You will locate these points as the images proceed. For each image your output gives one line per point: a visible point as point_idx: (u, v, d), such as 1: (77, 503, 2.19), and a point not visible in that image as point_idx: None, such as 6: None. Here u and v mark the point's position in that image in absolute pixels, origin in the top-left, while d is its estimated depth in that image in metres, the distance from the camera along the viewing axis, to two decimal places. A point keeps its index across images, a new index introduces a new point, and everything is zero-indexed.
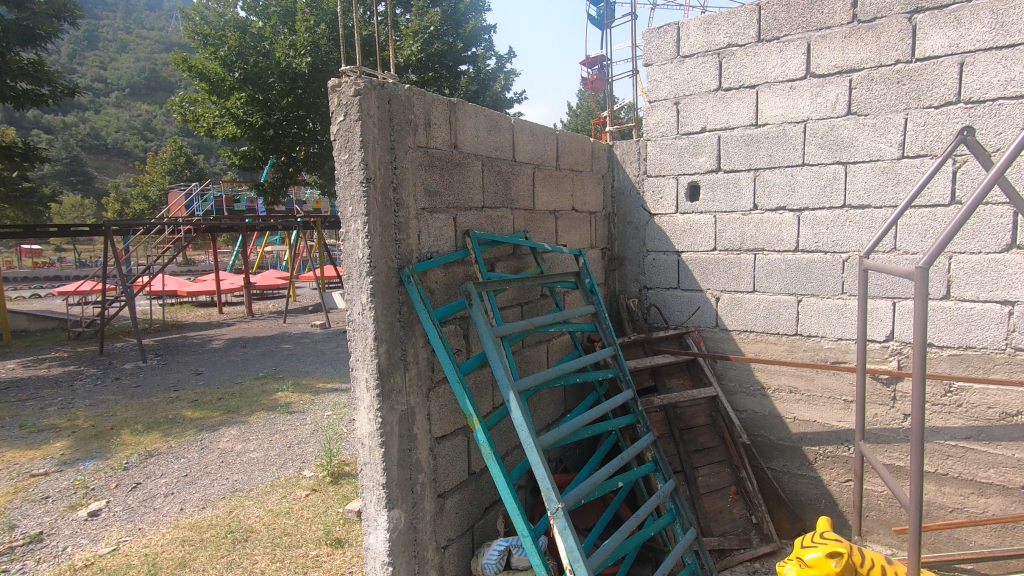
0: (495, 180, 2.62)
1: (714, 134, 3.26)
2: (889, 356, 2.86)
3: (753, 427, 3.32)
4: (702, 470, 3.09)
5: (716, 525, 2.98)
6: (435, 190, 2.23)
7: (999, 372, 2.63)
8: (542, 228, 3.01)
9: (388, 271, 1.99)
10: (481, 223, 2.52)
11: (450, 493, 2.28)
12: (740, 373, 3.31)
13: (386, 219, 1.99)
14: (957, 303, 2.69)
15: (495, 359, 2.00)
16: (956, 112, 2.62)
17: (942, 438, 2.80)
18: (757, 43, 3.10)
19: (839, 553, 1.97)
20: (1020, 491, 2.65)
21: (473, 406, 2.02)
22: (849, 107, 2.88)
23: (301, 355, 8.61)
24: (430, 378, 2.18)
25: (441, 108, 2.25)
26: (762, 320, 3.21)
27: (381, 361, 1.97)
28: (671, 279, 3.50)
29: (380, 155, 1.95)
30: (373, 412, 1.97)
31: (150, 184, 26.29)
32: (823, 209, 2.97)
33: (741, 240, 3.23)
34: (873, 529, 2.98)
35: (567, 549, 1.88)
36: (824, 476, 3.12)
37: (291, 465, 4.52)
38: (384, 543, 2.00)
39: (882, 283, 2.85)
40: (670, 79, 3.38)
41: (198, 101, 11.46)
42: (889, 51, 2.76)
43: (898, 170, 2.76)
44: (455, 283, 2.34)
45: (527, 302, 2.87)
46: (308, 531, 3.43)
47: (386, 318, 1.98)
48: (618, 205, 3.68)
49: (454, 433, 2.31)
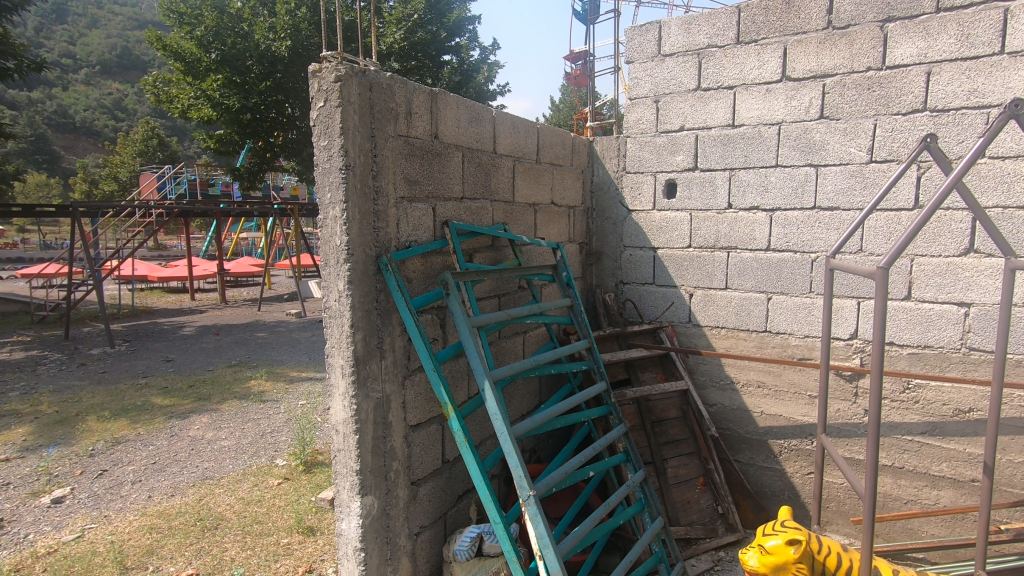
0: (475, 172, 2.64)
1: (692, 133, 3.32)
2: (853, 354, 2.96)
3: (722, 420, 3.41)
4: (671, 461, 3.17)
5: (684, 515, 3.07)
6: (415, 179, 2.24)
7: (954, 370, 2.75)
8: (521, 221, 3.04)
9: (366, 259, 1.99)
10: (460, 214, 2.53)
11: (423, 481, 2.30)
12: (711, 368, 3.39)
13: (365, 207, 1.99)
14: (917, 303, 2.80)
15: (471, 349, 2.02)
16: (922, 120, 2.72)
17: (899, 433, 2.92)
18: (736, 45, 3.16)
19: (798, 540, 2.04)
20: (969, 484, 2.78)
21: (448, 395, 2.04)
22: (822, 112, 2.96)
23: (275, 344, 8.51)
24: (405, 367, 2.19)
25: (422, 97, 2.25)
26: (733, 316, 3.29)
27: (357, 348, 1.98)
28: (647, 274, 3.56)
29: (360, 142, 1.95)
30: (348, 399, 1.98)
31: (119, 165, 25.49)
32: (795, 209, 3.05)
33: (715, 238, 3.30)
34: (832, 519, 3.10)
35: (538, 535, 1.93)
36: (788, 469, 3.23)
37: (263, 454, 4.48)
38: (356, 529, 2.02)
39: (848, 283, 2.94)
40: (650, 77, 3.43)
41: (172, 81, 11.15)
42: (861, 58, 2.84)
43: (867, 174, 2.85)
44: (433, 273, 2.36)
45: (505, 293, 2.90)
46: (279, 519, 3.42)
47: (363, 306, 1.98)
48: (597, 200, 3.73)
49: (429, 422, 2.33)
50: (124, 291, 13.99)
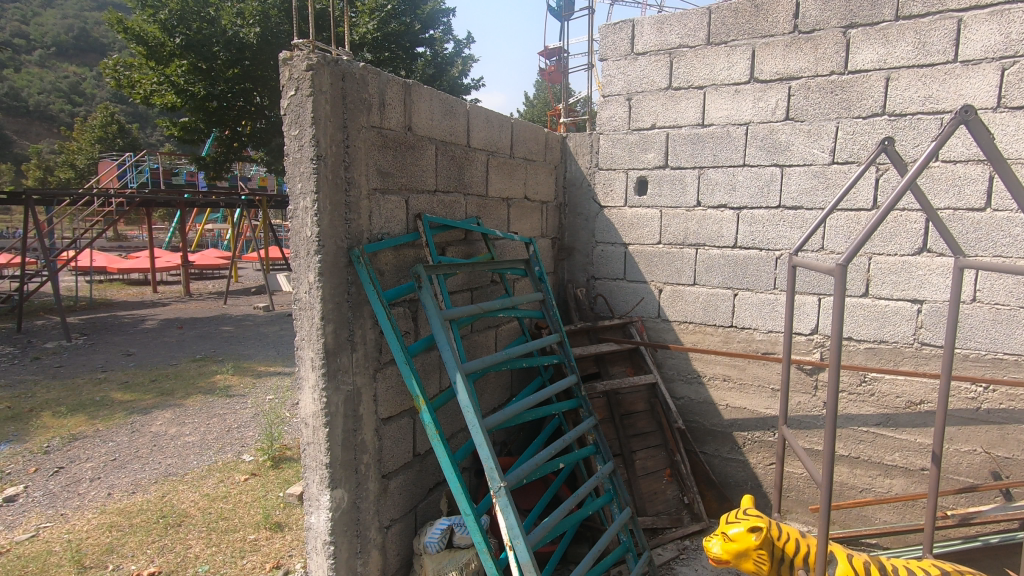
0: (449, 165, 2.63)
1: (663, 132, 3.38)
2: (813, 348, 3.07)
3: (688, 413, 3.49)
4: (638, 453, 3.25)
5: (651, 506, 3.15)
6: (388, 171, 2.22)
7: (907, 364, 2.88)
8: (493, 215, 3.05)
9: (337, 251, 1.97)
10: (433, 207, 2.53)
11: (394, 474, 2.29)
12: (678, 362, 3.47)
13: (337, 198, 1.97)
14: (874, 300, 2.92)
15: (443, 341, 2.02)
16: (881, 124, 2.82)
17: (856, 424, 3.04)
18: (706, 46, 3.22)
19: (759, 527, 2.11)
20: (919, 472, 2.92)
21: (420, 387, 2.04)
22: (787, 113, 3.05)
23: (241, 338, 8.33)
24: (377, 359, 2.18)
25: (396, 89, 2.23)
26: (700, 311, 3.37)
27: (327, 341, 1.96)
28: (618, 270, 3.62)
29: (331, 132, 1.93)
30: (318, 391, 1.97)
31: (76, 152, 24.52)
32: (760, 208, 3.14)
33: (684, 235, 3.37)
34: (792, 508, 3.21)
35: (508, 526, 1.96)
36: (751, 460, 3.32)
37: (230, 449, 4.40)
38: (326, 523, 2.01)
39: (809, 279, 3.04)
40: (623, 75, 3.47)
41: (134, 66, 10.74)
42: (825, 62, 2.93)
43: (829, 174, 2.95)
44: (405, 266, 2.34)
45: (477, 287, 2.91)
46: (245, 515, 3.36)
47: (334, 298, 1.97)
48: (569, 196, 3.76)
49: (400, 415, 2.32)
50: (82, 283, 13.49)
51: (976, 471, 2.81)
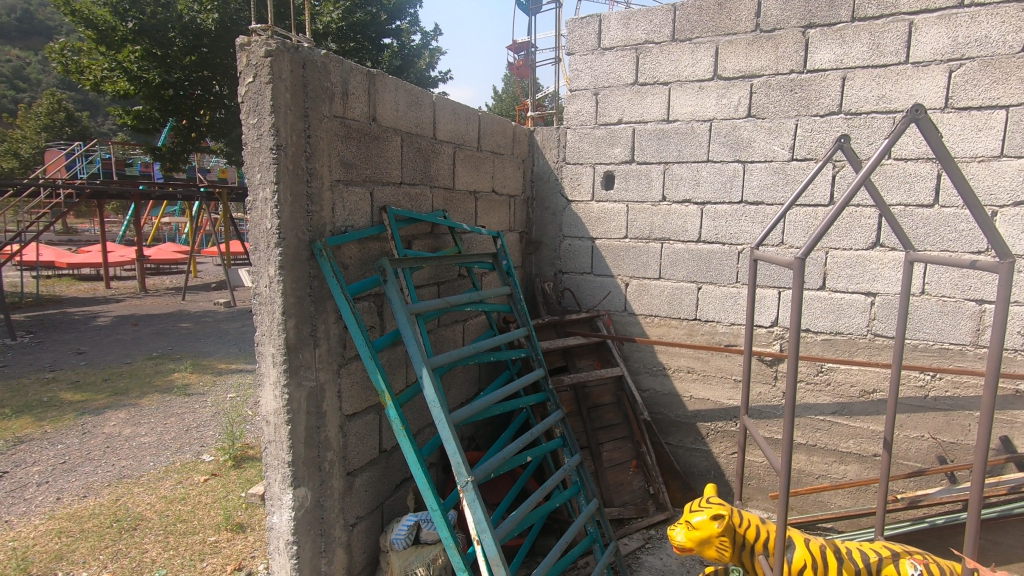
0: (415, 157, 2.59)
1: (630, 127, 3.41)
2: (773, 340, 3.16)
3: (654, 405, 3.54)
4: (605, 445, 3.29)
5: (617, 496, 3.19)
6: (351, 162, 2.17)
7: (861, 355, 2.98)
8: (461, 209, 3.02)
9: (298, 244, 1.92)
10: (398, 199, 2.49)
11: (360, 470, 2.26)
12: (644, 355, 3.52)
13: (298, 188, 1.92)
14: (830, 293, 3.02)
15: (408, 336, 1.99)
16: (837, 122, 2.91)
17: (813, 413, 3.14)
18: (671, 42, 3.26)
19: (721, 514, 2.16)
20: (871, 458, 3.04)
21: (385, 383, 2.01)
22: (749, 110, 3.11)
23: (201, 335, 8.07)
24: (341, 355, 2.14)
25: (360, 78, 2.18)
26: (665, 305, 3.42)
27: (289, 336, 1.91)
28: (585, 264, 3.64)
29: (292, 121, 1.87)
30: (279, 388, 1.91)
31: (21, 140, 23.28)
32: (723, 203, 3.20)
33: (650, 229, 3.41)
34: (753, 495, 3.31)
35: (475, 520, 1.95)
36: (714, 450, 3.40)
37: (189, 449, 4.26)
38: (288, 522, 1.96)
39: (769, 273, 3.12)
40: (590, 69, 3.49)
41: (83, 50, 10.24)
42: (785, 61, 3.00)
43: (788, 171, 3.03)
44: (370, 259, 2.30)
45: (444, 281, 2.88)
46: (205, 516, 3.27)
47: (295, 292, 1.91)
48: (537, 190, 3.77)
49: (366, 411, 2.28)
50: (29, 279, 12.84)
51: (924, 456, 2.94)
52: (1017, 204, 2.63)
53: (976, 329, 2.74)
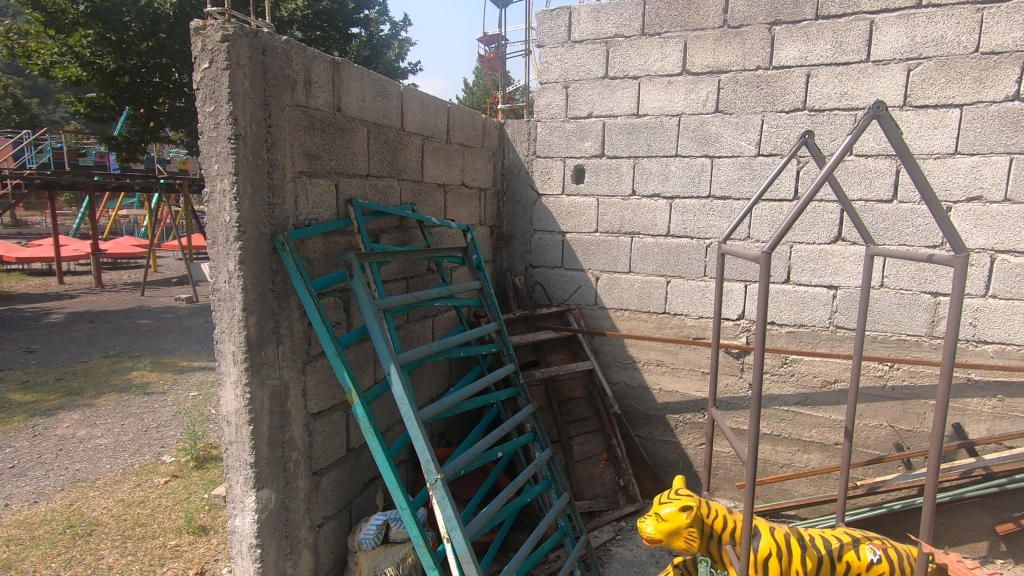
0: (382, 148, 2.53)
1: (600, 121, 3.41)
2: (740, 333, 3.21)
3: (624, 398, 3.57)
4: (576, 438, 3.30)
5: (588, 489, 3.21)
6: (315, 153, 2.10)
7: (823, 346, 3.06)
8: (430, 202, 2.97)
9: (259, 238, 1.85)
10: (365, 192, 2.43)
11: (326, 470, 2.21)
12: (615, 348, 3.54)
13: (258, 180, 1.84)
14: (794, 286, 3.08)
15: (376, 332, 1.94)
16: (802, 118, 2.97)
17: (778, 404, 3.21)
18: (641, 36, 3.26)
19: (689, 506, 2.17)
20: (833, 447, 3.12)
21: (352, 380, 1.96)
22: (717, 105, 3.14)
23: (161, 331, 7.79)
24: (306, 352, 2.08)
25: (323, 66, 2.12)
26: (635, 299, 3.44)
27: (250, 333, 1.84)
28: (556, 258, 3.63)
29: (251, 110, 1.80)
30: (240, 387, 1.84)
31: None
32: (692, 197, 3.23)
33: (620, 223, 3.42)
34: (720, 485, 3.37)
35: (445, 518, 1.92)
36: (682, 441, 3.45)
37: (148, 450, 4.11)
38: (251, 525, 1.90)
39: (736, 267, 3.17)
40: (560, 62, 3.47)
41: (30, 33, 9.71)
42: (752, 57, 3.04)
43: (755, 166, 3.08)
44: (335, 253, 2.24)
45: (413, 276, 2.83)
46: (166, 520, 3.16)
47: (257, 288, 1.84)
48: (508, 183, 3.74)
49: (332, 409, 2.23)
50: None
51: (882, 444, 3.03)
52: (969, 199, 2.73)
53: (931, 320, 2.83)
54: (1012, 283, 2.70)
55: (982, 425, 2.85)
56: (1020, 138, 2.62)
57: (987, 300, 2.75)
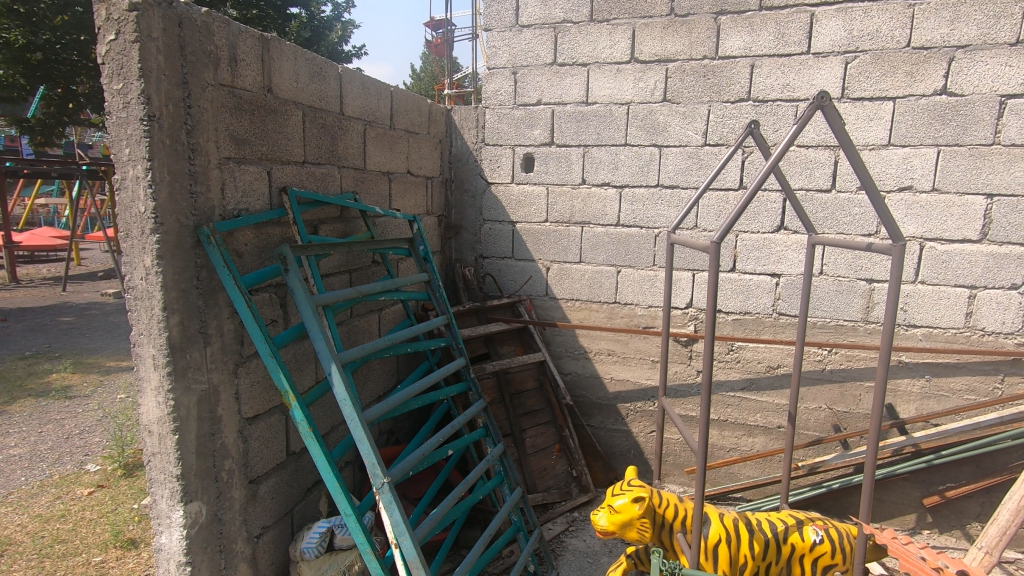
0: (319, 134, 2.38)
1: (549, 108, 3.35)
2: (688, 321, 3.25)
3: (575, 388, 3.56)
4: (529, 431, 3.27)
5: (541, 482, 3.19)
6: (243, 138, 1.94)
7: (767, 333, 3.14)
8: (373, 191, 2.84)
9: (179, 230, 1.69)
10: (301, 180, 2.28)
11: (264, 477, 2.07)
12: (566, 339, 3.52)
13: (177, 166, 1.68)
14: (740, 275, 3.13)
15: (314, 330, 1.81)
16: (746, 108, 3.00)
17: (724, 390, 3.28)
18: (589, 22, 3.21)
19: (642, 497, 2.17)
20: (776, 430, 3.22)
21: (289, 382, 1.83)
22: (665, 94, 3.13)
23: (85, 330, 7.24)
24: (238, 353, 1.93)
25: (250, 43, 1.95)
26: (586, 288, 3.42)
27: (172, 335, 1.68)
28: (506, 248, 3.56)
29: (167, 88, 1.63)
30: (163, 394, 1.69)
31: None
32: (641, 186, 3.23)
33: (570, 213, 3.39)
34: (670, 471, 3.42)
35: (392, 523, 1.83)
36: (633, 429, 3.47)
37: (69, 460, 3.79)
38: (179, 542, 1.75)
39: (685, 256, 3.20)
40: (508, 47, 3.38)
41: None
42: (698, 46, 3.04)
43: (702, 156, 3.10)
44: (269, 246, 2.09)
45: (356, 269, 2.70)
46: (89, 535, 2.91)
47: (179, 285, 1.68)
48: (455, 172, 3.64)
49: (269, 413, 2.09)
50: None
51: (821, 425, 3.15)
52: (901, 189, 2.84)
53: (867, 305, 2.95)
54: (939, 269, 2.83)
55: (912, 404, 3.00)
56: (946, 130, 2.74)
57: (917, 285, 2.88)
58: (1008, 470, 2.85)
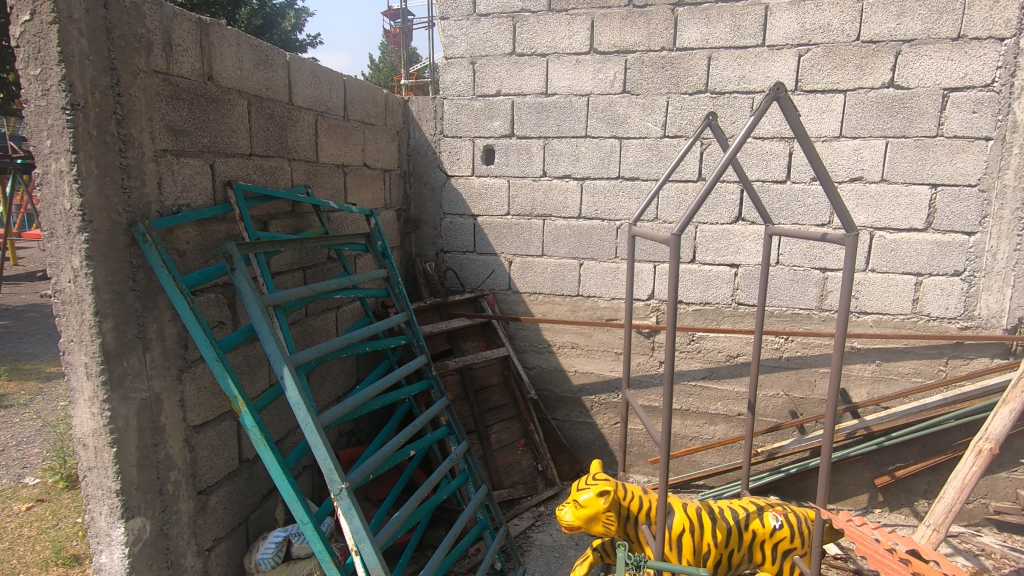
0: (267, 124, 2.27)
1: (508, 99, 3.30)
2: (650, 313, 3.27)
3: (540, 382, 3.55)
4: (493, 427, 3.23)
5: (506, 478, 3.16)
6: (182, 129, 1.82)
7: (726, 323, 3.18)
8: (327, 184, 2.73)
9: (111, 228, 1.57)
10: (247, 173, 2.16)
11: (215, 487, 1.97)
12: (529, 333, 3.49)
13: (106, 159, 1.55)
14: (700, 266, 3.16)
15: (263, 331, 1.71)
16: (704, 100, 3.02)
17: (686, 379, 3.32)
18: (548, 12, 3.16)
19: (607, 491, 2.16)
20: (736, 417, 3.28)
21: (238, 387, 1.73)
22: (624, 86, 3.12)
23: (22, 334, 6.81)
24: (182, 358, 1.82)
25: (187, 27, 1.83)
26: (549, 282, 3.40)
27: (107, 341, 1.56)
28: (467, 242, 3.50)
29: (92, 74, 1.50)
30: (97, 405, 1.57)
31: None
32: (602, 178, 3.22)
33: (532, 206, 3.35)
34: (635, 462, 3.45)
35: (352, 529, 1.76)
36: (598, 421, 3.48)
37: (4, 474, 3.54)
38: (121, 561, 1.64)
39: (646, 248, 3.21)
40: (465, 36, 3.29)
41: None
42: (656, 37, 3.04)
43: (661, 148, 3.11)
44: (214, 244, 1.98)
45: (310, 266, 2.59)
46: (28, 553, 2.73)
47: (112, 287, 1.57)
48: (414, 164, 3.55)
49: (218, 420, 1.99)
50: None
51: (779, 411, 3.23)
52: (852, 179, 2.91)
53: (820, 294, 3.02)
54: (888, 258, 2.93)
55: (864, 388, 3.10)
56: (894, 122, 2.82)
57: (868, 274, 2.97)
58: (951, 449, 2.98)
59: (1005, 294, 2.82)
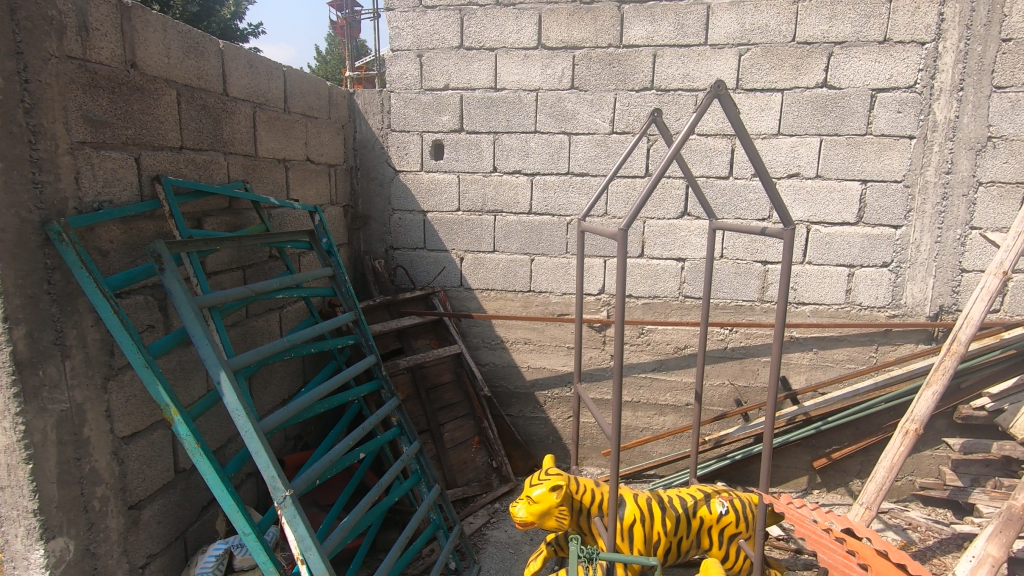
0: (199, 116, 2.15)
1: (457, 93, 3.25)
2: (601, 307, 3.31)
3: (493, 378, 3.53)
4: (446, 425, 3.20)
5: (460, 476, 3.14)
6: (102, 120, 1.70)
7: (674, 316, 3.26)
8: (267, 179, 2.62)
9: (21, 227, 1.44)
10: (178, 167, 2.04)
11: (147, 500, 1.86)
12: (482, 330, 3.47)
13: (14, 152, 1.43)
14: (648, 260, 3.22)
15: (197, 334, 1.61)
16: (650, 97, 3.07)
17: (636, 372, 3.38)
18: (495, 6, 3.13)
19: (560, 485, 2.17)
20: (685, 408, 3.36)
21: (170, 394, 1.62)
22: (572, 82, 3.13)
23: None
24: (107, 365, 1.70)
25: (106, 10, 1.70)
26: (500, 278, 3.39)
27: (19, 349, 1.44)
28: (417, 239, 3.44)
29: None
30: (10, 419, 1.45)
31: None
32: (552, 174, 3.23)
33: (482, 201, 3.33)
34: (588, 454, 3.49)
35: (297, 538, 1.69)
36: (551, 416, 3.50)
37: None
38: None
39: (596, 243, 3.24)
40: (412, 28, 3.23)
41: None
42: (603, 34, 3.06)
43: (610, 144, 3.14)
44: (141, 243, 1.86)
45: (249, 265, 2.48)
46: None
47: (24, 291, 1.45)
48: (361, 159, 3.46)
49: (150, 429, 1.87)
50: None
51: (725, 400, 3.33)
52: (790, 175, 3.03)
53: (762, 286, 3.13)
54: (823, 251, 3.06)
55: (802, 375, 3.24)
56: (827, 121, 2.95)
57: (805, 266, 3.10)
58: (882, 430, 3.16)
59: (928, 284, 3.01)
